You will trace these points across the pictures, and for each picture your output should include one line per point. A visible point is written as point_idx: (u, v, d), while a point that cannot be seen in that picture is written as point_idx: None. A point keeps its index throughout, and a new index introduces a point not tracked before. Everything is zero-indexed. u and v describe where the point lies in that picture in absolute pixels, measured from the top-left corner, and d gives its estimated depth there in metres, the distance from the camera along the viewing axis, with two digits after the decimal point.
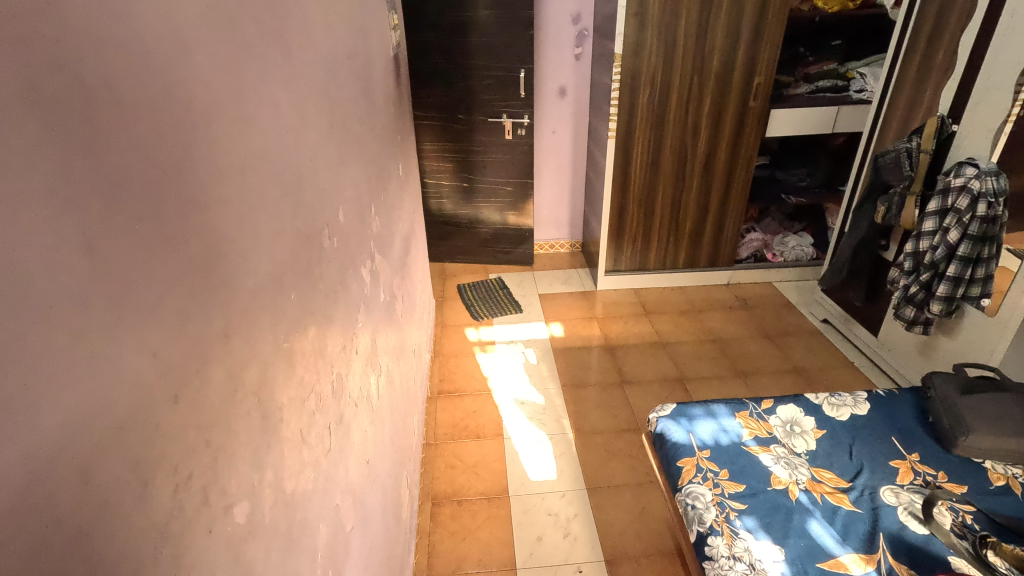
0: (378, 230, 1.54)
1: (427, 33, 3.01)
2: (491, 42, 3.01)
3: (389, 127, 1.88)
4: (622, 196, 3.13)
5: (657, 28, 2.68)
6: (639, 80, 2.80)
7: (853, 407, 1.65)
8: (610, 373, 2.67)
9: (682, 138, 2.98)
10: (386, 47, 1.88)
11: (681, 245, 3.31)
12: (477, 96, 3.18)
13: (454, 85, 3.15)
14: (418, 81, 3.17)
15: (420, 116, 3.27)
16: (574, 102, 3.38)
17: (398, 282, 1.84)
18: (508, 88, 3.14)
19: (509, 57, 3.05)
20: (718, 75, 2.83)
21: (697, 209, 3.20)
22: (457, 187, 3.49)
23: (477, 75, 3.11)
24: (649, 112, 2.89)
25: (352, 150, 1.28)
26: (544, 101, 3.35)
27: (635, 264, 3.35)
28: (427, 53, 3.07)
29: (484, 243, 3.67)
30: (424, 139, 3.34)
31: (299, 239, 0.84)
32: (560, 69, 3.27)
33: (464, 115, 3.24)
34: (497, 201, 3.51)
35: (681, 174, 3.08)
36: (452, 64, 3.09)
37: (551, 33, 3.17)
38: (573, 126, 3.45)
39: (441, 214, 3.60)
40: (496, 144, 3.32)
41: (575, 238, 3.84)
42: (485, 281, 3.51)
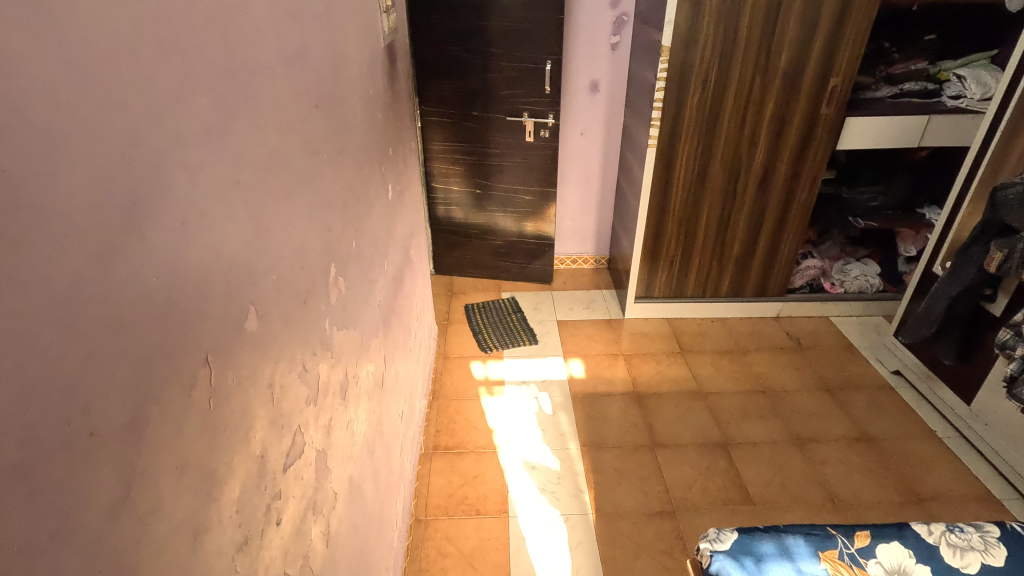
0: (343, 291, 1.13)
1: (440, 14, 2.57)
2: (513, 26, 2.55)
3: (374, 140, 1.46)
4: (660, 214, 2.67)
5: (716, 17, 2.20)
6: (689, 79, 2.33)
7: (983, 553, 1.21)
8: (640, 432, 2.24)
9: (736, 149, 2.51)
10: (372, 35, 1.45)
11: (725, 272, 2.85)
12: (494, 91, 2.72)
13: (469, 77, 2.71)
14: (428, 71, 2.73)
15: (428, 111, 2.83)
16: (607, 99, 2.90)
17: (376, 344, 1.42)
18: (531, 83, 2.68)
19: (534, 46, 2.59)
20: (785, 75, 2.33)
21: (748, 231, 2.73)
22: (468, 194, 3.05)
23: (496, 66, 2.66)
24: (699, 118, 2.42)
25: (296, 198, 0.88)
26: (572, 97, 2.89)
27: (671, 290, 2.89)
28: (439, 38, 2.63)
29: (497, 256, 3.24)
30: (432, 137, 2.90)
31: (116, 435, 0.45)
32: (592, 60, 2.79)
33: (479, 112, 2.79)
34: (513, 210, 3.07)
35: (731, 191, 2.62)
36: (467, 52, 2.64)
37: (584, 17, 2.69)
38: (605, 127, 2.98)
39: (449, 223, 3.18)
40: (514, 147, 2.86)
41: (601, 253, 3.39)
42: (496, 301, 3.09)
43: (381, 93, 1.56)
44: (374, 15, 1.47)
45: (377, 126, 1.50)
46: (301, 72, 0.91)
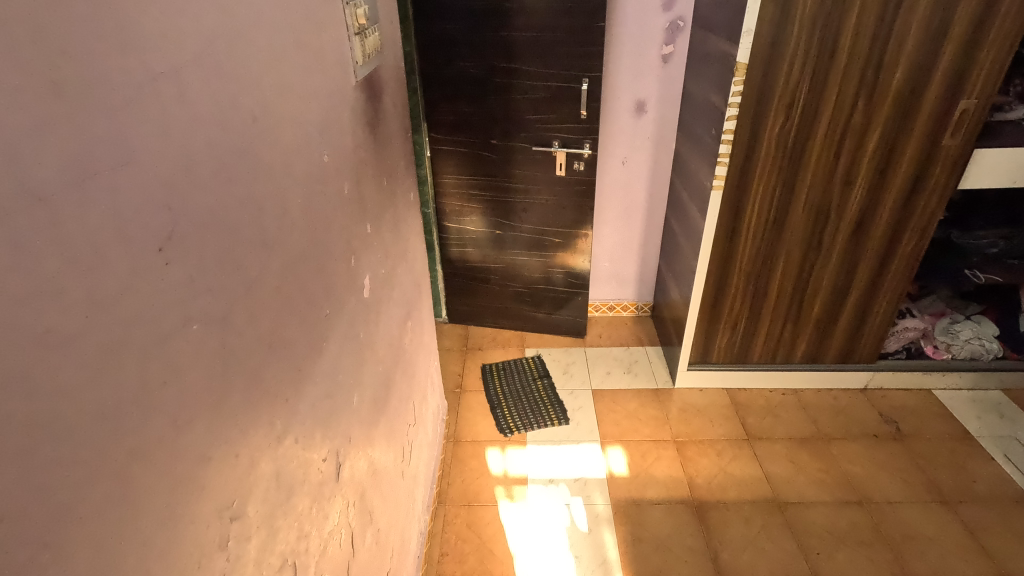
0: (248, 535, 0.66)
1: (453, 22, 2.11)
2: (542, 35, 2.06)
3: (336, 228, 0.99)
4: (722, 269, 2.16)
5: (810, 25, 1.67)
6: (769, 105, 1.80)
7: None
8: (702, 563, 1.74)
9: (825, 191, 1.97)
10: (333, 70, 0.98)
11: (801, 335, 2.31)
12: (518, 115, 2.23)
13: (487, 98, 2.23)
14: (439, 91, 2.27)
15: (439, 138, 2.38)
16: (656, 122, 2.38)
17: (335, 535, 0.96)
18: (563, 105, 2.17)
19: (568, 61, 2.08)
20: (898, 98, 1.78)
21: (833, 289, 2.19)
22: (486, 234, 2.58)
23: (520, 85, 2.17)
24: (779, 153, 1.89)
25: (59, 489, 0.40)
26: (613, 119, 2.37)
27: (732, 356, 2.37)
28: (452, 51, 2.17)
29: (520, 304, 2.75)
30: (443, 169, 2.44)
31: None
32: (639, 75, 2.27)
33: (500, 140, 2.31)
34: (539, 253, 2.57)
35: (815, 241, 2.08)
36: (485, 68, 2.17)
37: (630, 23, 2.17)
38: (652, 156, 2.46)
39: (465, 267, 2.71)
40: (542, 182, 2.37)
41: (643, 299, 2.88)
42: (519, 361, 2.61)
43: (351, 150, 1.09)
44: (338, 39, 1.00)
45: (344, 200, 1.04)
46: (105, 199, 0.44)
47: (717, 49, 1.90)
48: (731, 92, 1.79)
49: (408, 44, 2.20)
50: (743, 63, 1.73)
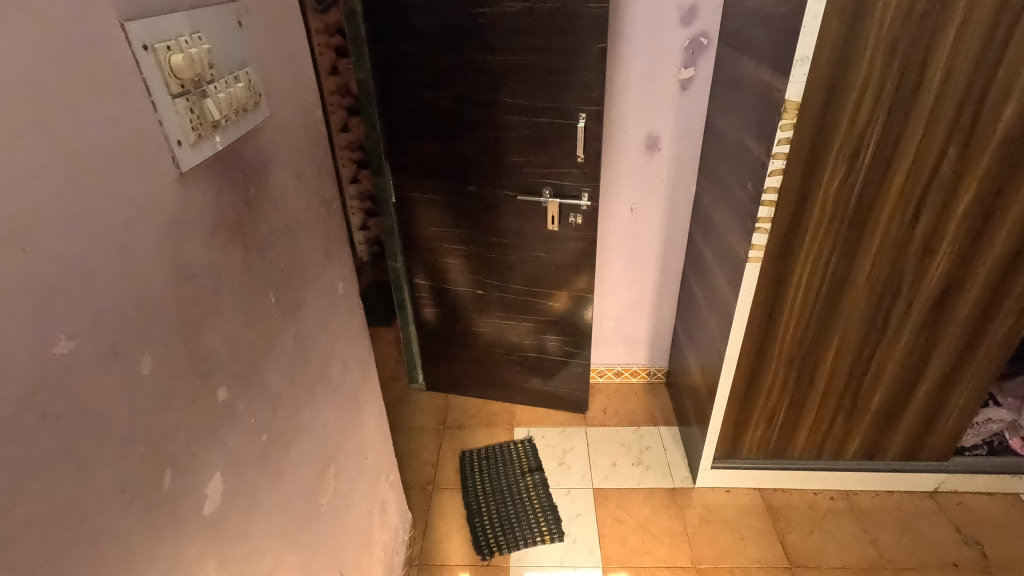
0: None
1: (416, 44, 1.69)
2: (526, 58, 1.61)
3: (99, 461, 0.54)
4: (757, 352, 1.70)
5: (888, 48, 1.21)
6: (826, 153, 1.34)
7: None
8: None
9: (896, 262, 1.50)
10: (92, 173, 0.54)
11: (856, 428, 1.84)
12: (499, 158, 1.79)
13: (461, 137, 1.80)
14: (403, 127, 1.84)
15: (405, 184, 1.95)
16: (672, 161, 1.93)
17: None
18: (554, 146, 1.73)
19: (560, 92, 1.64)
20: (1005, 144, 1.31)
21: (899, 377, 1.72)
22: (466, 295, 2.14)
23: (500, 122, 1.73)
24: (837, 215, 1.43)
25: None
26: (618, 158, 1.93)
27: (767, 451, 1.91)
28: (415, 79, 1.74)
29: (509, 373, 2.31)
30: (410, 218, 2.01)
31: None
32: (650, 104, 1.82)
33: (477, 187, 1.87)
34: (530, 318, 2.13)
35: (879, 321, 1.62)
36: (458, 101, 1.74)
37: (639, 41, 1.72)
38: (667, 202, 2.01)
39: (442, 331, 2.28)
40: (531, 237, 1.92)
41: (656, 364, 2.42)
42: (506, 447, 2.17)
43: (167, 289, 0.65)
44: (108, 114, 0.56)
45: (136, 390, 0.59)
46: None
47: (753, 78, 1.44)
48: (776, 140, 1.32)
49: (363, 71, 1.79)
50: (796, 101, 1.27)
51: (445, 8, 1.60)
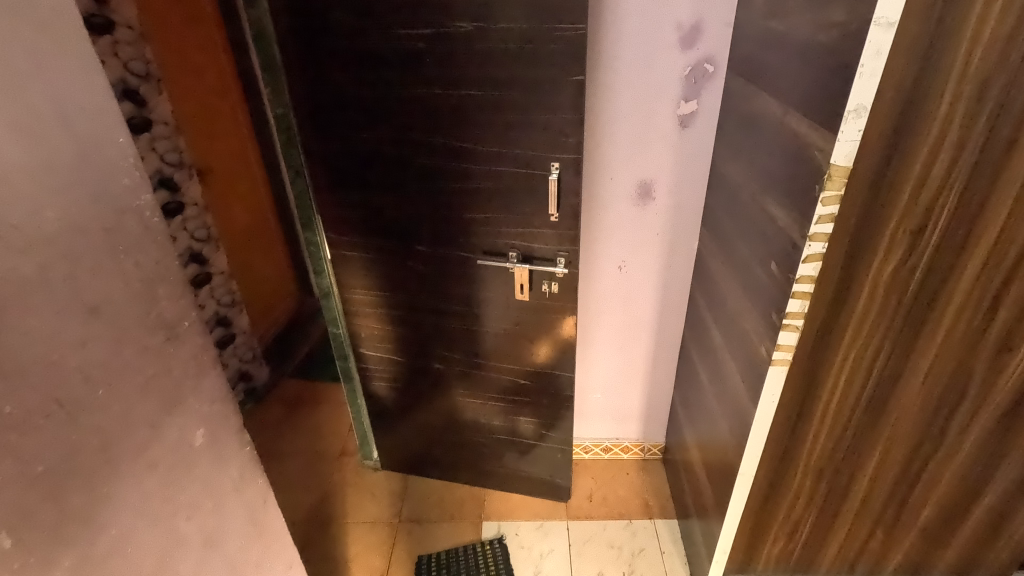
0: None
1: (342, 73, 1.32)
2: (479, 93, 1.25)
3: None
4: (779, 463, 1.35)
5: (978, 93, 0.82)
6: (880, 233, 0.97)
7: None
8: None
9: (965, 362, 1.14)
10: None
11: (900, 545, 1.49)
12: (453, 215, 1.43)
13: (405, 187, 1.43)
14: (335, 173, 1.48)
15: (341, 240, 1.59)
16: (670, 212, 1.57)
17: None
18: (520, 201, 1.37)
19: (526, 137, 1.28)
20: None
21: (957, 491, 1.36)
22: (422, 369, 1.78)
23: (452, 172, 1.37)
24: (890, 308, 1.07)
25: None
26: (603, 209, 1.57)
27: (788, 567, 1.56)
28: (346, 116, 1.38)
29: (477, 455, 1.94)
30: (350, 280, 1.65)
31: None
32: (641, 145, 1.47)
33: (428, 247, 1.51)
34: (498, 396, 1.76)
35: (937, 429, 1.25)
36: (399, 144, 1.38)
37: (627, 69, 1.37)
38: (664, 260, 1.65)
39: (396, 407, 1.91)
40: (497, 307, 1.57)
41: (652, 439, 2.06)
42: (470, 550, 1.81)
43: None
44: None
45: None
46: None
47: (778, 124, 1.08)
48: (814, 218, 0.95)
49: (281, 104, 1.42)
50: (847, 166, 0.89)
51: (374, 29, 1.24)
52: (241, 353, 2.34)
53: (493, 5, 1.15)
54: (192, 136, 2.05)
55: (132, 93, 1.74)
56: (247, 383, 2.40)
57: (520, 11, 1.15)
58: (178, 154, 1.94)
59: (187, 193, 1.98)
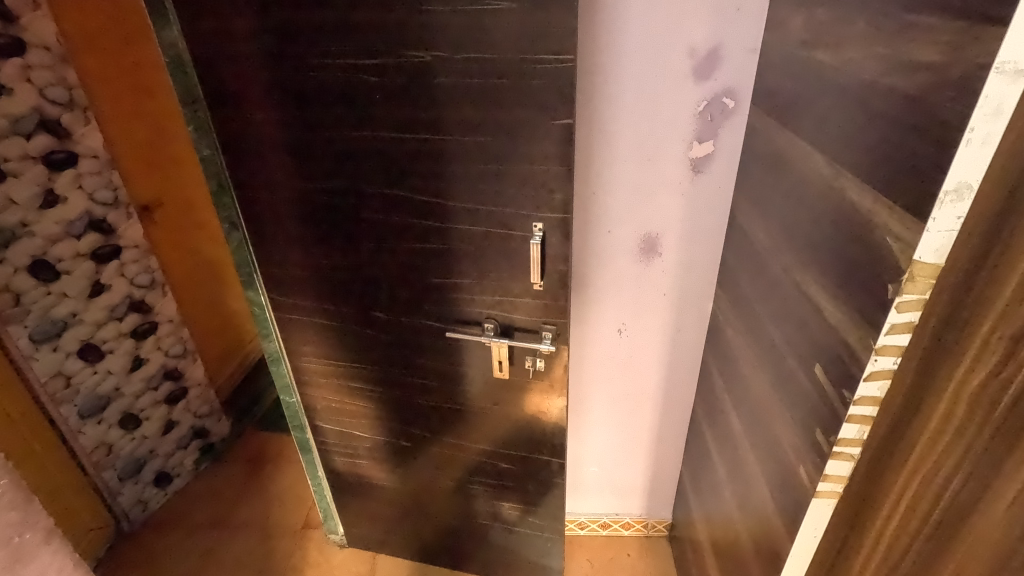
0: None
1: (274, 109, 1.07)
2: (442, 137, 1.00)
3: None
4: None
5: None
6: None
7: None
8: None
9: None
10: None
11: None
12: (416, 279, 1.18)
13: (358, 245, 1.18)
14: (274, 227, 1.23)
15: (288, 303, 1.33)
16: (679, 269, 1.31)
17: None
18: (495, 266, 1.11)
19: (501, 192, 1.03)
20: None
21: None
22: (387, 445, 1.53)
23: (414, 229, 1.12)
24: None
25: None
26: (599, 265, 1.32)
27: None
28: (283, 162, 1.13)
29: (454, 539, 1.68)
30: (299, 346, 1.40)
31: None
32: (644, 193, 1.21)
33: (387, 314, 1.26)
34: (476, 478, 1.50)
35: None
36: (349, 196, 1.13)
37: (627, 104, 1.12)
38: (670, 322, 1.40)
39: (360, 484, 1.65)
40: (472, 383, 1.31)
41: (657, 515, 1.80)
42: None
43: None
44: None
45: None
46: None
47: (821, 187, 0.83)
48: (885, 328, 0.68)
49: (208, 145, 1.16)
50: (939, 265, 0.63)
51: (310, 58, 1.00)
52: (195, 407, 2.08)
53: (454, 29, 0.91)
54: (135, 166, 1.79)
55: (49, 124, 1.49)
56: (205, 440, 2.15)
57: (489, 38, 0.90)
58: (113, 191, 1.69)
59: (123, 234, 1.73)
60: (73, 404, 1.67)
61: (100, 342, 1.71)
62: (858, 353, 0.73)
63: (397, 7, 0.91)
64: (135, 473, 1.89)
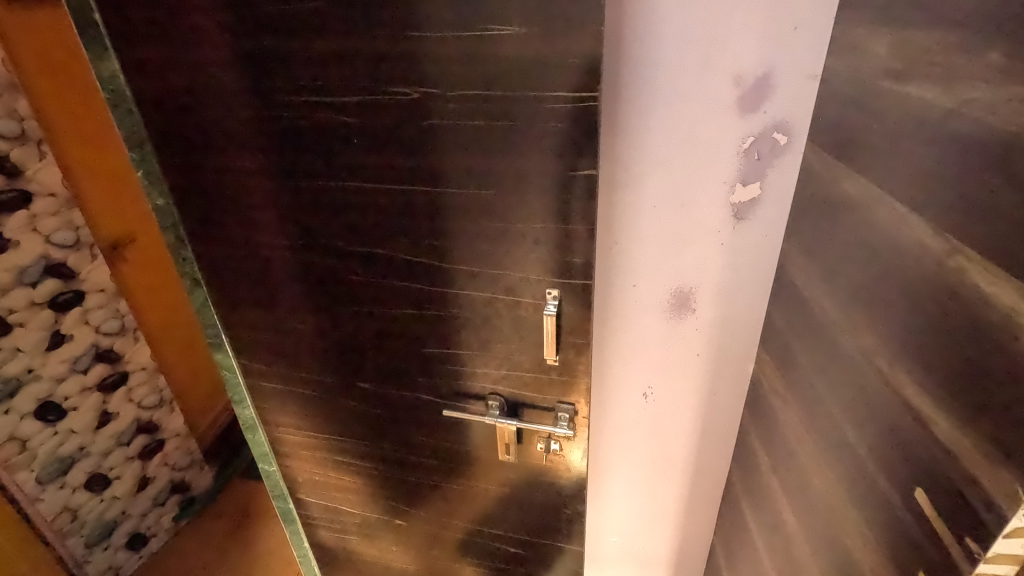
0: None
1: (235, 155, 0.90)
2: (434, 188, 0.83)
3: None
4: None
5: None
6: None
7: None
8: None
9: None
10: None
11: None
12: (406, 349, 1.00)
13: (339, 310, 1.00)
14: (242, 286, 1.05)
15: (261, 370, 1.15)
16: (715, 327, 1.13)
17: None
18: (500, 338, 0.93)
19: (507, 253, 0.84)
20: None
21: None
22: (379, 522, 1.34)
23: (403, 293, 0.94)
24: None
25: None
26: (621, 323, 1.13)
27: None
28: (248, 214, 0.95)
29: None
30: (276, 415, 1.22)
31: None
32: (676, 243, 1.03)
33: (375, 385, 1.08)
34: (480, 561, 1.31)
35: None
36: (326, 254, 0.95)
37: (658, 141, 0.93)
38: (703, 386, 1.21)
39: (350, 560, 1.46)
40: (474, 461, 1.13)
41: None
42: None
43: None
44: None
45: None
46: None
47: (918, 262, 0.65)
48: None
49: (161, 194, 0.98)
50: None
51: (275, 94, 0.82)
52: (173, 460, 1.91)
53: (448, 60, 0.73)
54: (107, 205, 1.63)
55: None
56: (185, 493, 1.97)
57: (492, 71, 0.72)
58: (74, 231, 1.52)
59: (87, 278, 1.56)
60: (30, 470, 1.48)
61: (62, 399, 1.54)
62: (993, 497, 0.54)
63: (378, 33, 0.74)
64: (106, 538, 1.71)
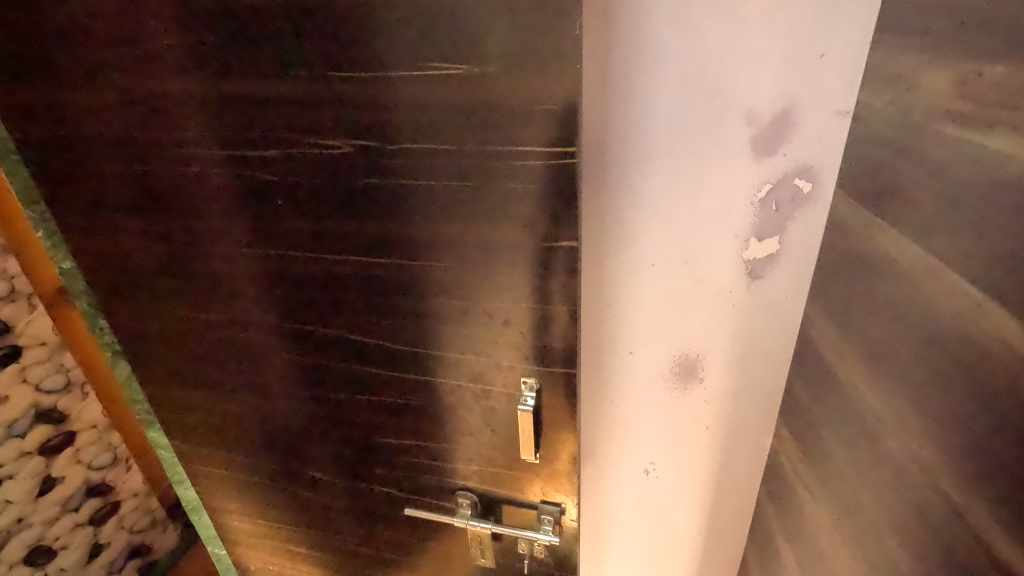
0: None
1: (145, 216, 0.74)
2: (378, 259, 0.67)
3: None
4: None
5: None
6: None
7: None
8: None
9: None
10: None
11: None
12: (359, 438, 0.84)
13: (279, 392, 0.85)
14: (168, 362, 0.89)
15: (198, 453, 0.99)
16: (727, 398, 0.96)
17: None
18: (468, 430, 0.77)
19: (469, 335, 0.69)
20: None
21: None
22: None
23: (351, 377, 0.78)
24: None
25: None
26: (617, 394, 0.97)
27: None
28: (166, 283, 0.80)
29: None
30: (219, 501, 1.05)
31: None
32: (679, 305, 0.87)
33: (326, 475, 0.92)
34: None
35: None
36: (258, 329, 0.79)
37: (657, 191, 0.78)
38: (713, 462, 1.04)
39: None
40: (445, 558, 0.96)
41: None
42: None
43: None
44: None
45: None
46: None
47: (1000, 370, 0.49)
48: None
49: (67, 258, 0.83)
50: None
51: (184, 146, 0.67)
52: (129, 523, 1.73)
53: (386, 107, 0.58)
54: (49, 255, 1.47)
55: None
56: (144, 558, 1.79)
57: (441, 121, 0.57)
58: (8, 280, 1.37)
59: (24, 331, 1.41)
60: None
61: None
62: None
63: (297, 73, 0.58)
64: None
